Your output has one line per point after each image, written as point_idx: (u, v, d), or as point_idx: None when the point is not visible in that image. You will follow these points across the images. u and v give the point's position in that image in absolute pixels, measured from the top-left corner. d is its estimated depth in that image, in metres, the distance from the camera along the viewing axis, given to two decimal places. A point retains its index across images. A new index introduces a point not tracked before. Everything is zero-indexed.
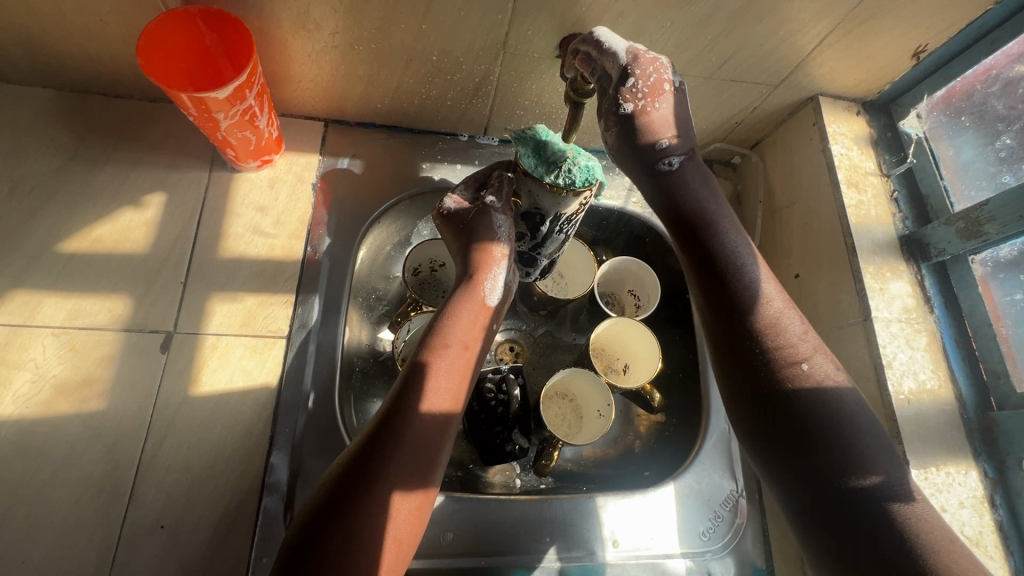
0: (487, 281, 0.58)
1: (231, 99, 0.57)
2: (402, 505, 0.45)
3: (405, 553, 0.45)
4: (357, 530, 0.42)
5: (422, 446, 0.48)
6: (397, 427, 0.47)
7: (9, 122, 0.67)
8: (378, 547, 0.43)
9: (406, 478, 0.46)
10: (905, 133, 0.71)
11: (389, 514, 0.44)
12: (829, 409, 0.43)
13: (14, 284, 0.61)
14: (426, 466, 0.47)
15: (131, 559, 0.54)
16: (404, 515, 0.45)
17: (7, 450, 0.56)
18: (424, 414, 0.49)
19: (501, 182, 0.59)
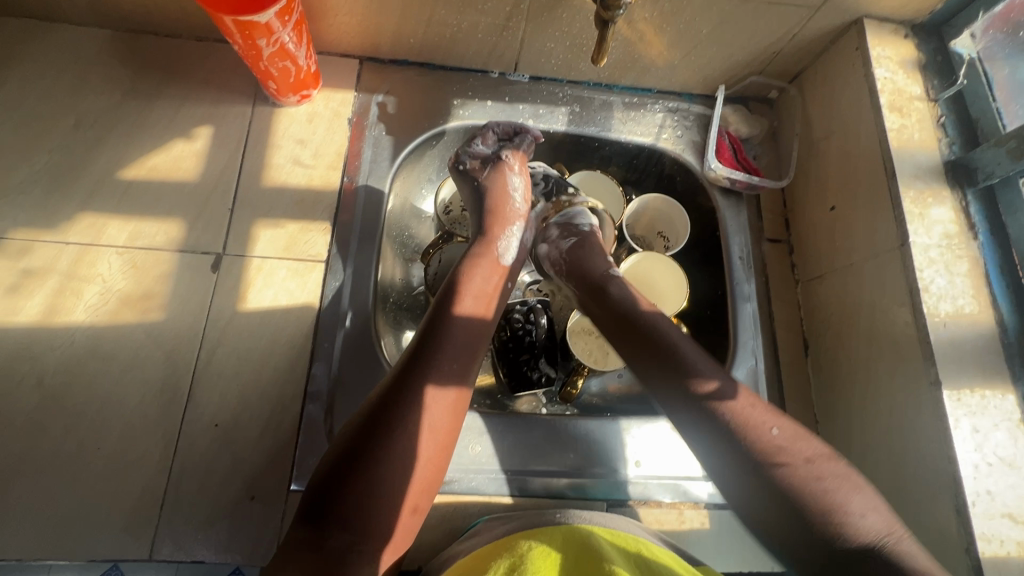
0: (504, 234, 0.65)
1: (272, 25, 0.60)
2: (442, 399, 0.52)
3: (446, 442, 0.52)
4: (395, 435, 0.49)
5: (460, 351, 0.55)
6: (432, 347, 0.54)
7: (72, 60, 0.72)
8: (415, 447, 0.50)
9: (440, 386, 0.52)
10: (956, 54, 0.67)
11: (428, 420, 0.51)
12: (687, 366, 0.56)
13: (81, 207, 0.67)
14: (459, 372, 0.54)
15: (191, 451, 0.60)
16: (437, 417, 0.52)
17: (80, 352, 0.61)
18: (456, 331, 0.56)
19: (522, 142, 0.70)
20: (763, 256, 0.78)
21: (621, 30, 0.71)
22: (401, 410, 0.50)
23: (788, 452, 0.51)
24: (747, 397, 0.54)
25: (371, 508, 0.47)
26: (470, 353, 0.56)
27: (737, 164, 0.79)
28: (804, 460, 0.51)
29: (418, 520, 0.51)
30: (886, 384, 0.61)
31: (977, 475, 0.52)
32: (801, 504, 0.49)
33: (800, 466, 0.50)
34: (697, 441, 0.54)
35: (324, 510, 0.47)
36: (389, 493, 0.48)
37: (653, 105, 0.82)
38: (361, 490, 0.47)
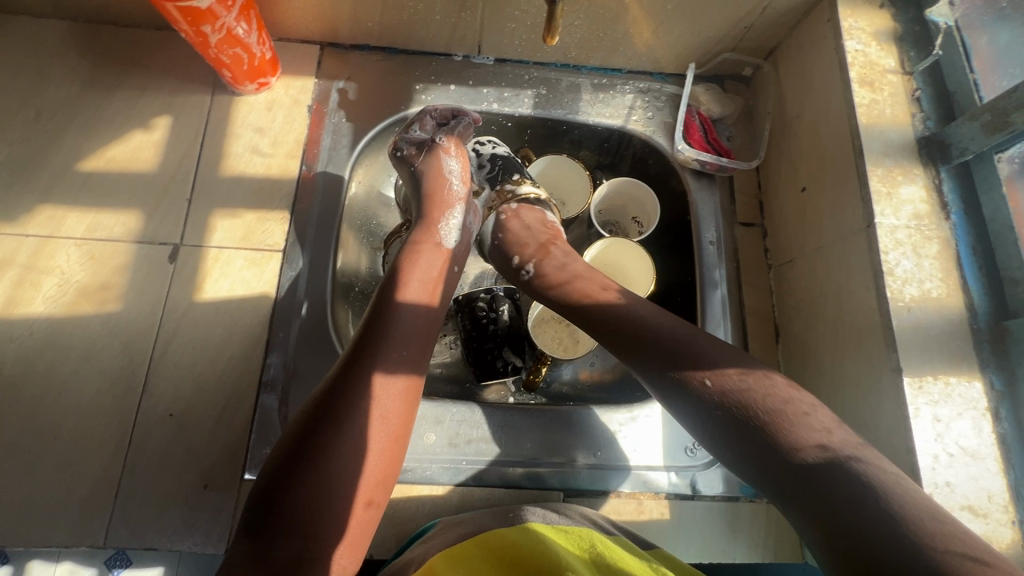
0: (446, 217, 0.63)
1: (215, 11, 0.59)
2: (391, 388, 0.50)
3: (400, 433, 0.50)
4: (342, 425, 0.47)
5: (409, 337, 0.53)
6: (379, 335, 0.52)
7: (33, 52, 0.73)
8: (365, 437, 0.47)
9: (388, 374, 0.50)
10: (934, 22, 0.62)
11: (376, 410, 0.48)
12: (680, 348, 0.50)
13: (41, 199, 0.67)
14: (408, 358, 0.52)
15: (146, 439, 0.60)
16: (388, 405, 0.49)
17: (38, 343, 0.62)
18: (404, 317, 0.54)
19: (458, 124, 0.67)
20: (736, 240, 0.75)
21: (581, 7, 0.69)
22: (347, 400, 0.48)
23: (755, 390, 0.46)
24: (707, 344, 0.50)
25: (321, 503, 0.44)
26: (416, 339, 0.53)
27: (708, 145, 0.76)
28: (782, 398, 0.45)
29: (378, 514, 0.48)
30: (850, 371, 0.58)
31: (936, 465, 0.50)
32: (790, 450, 0.42)
33: (781, 408, 0.44)
34: (681, 402, 0.48)
35: (272, 510, 0.44)
36: (339, 485, 0.45)
37: (623, 85, 0.79)
38: (309, 485, 0.44)
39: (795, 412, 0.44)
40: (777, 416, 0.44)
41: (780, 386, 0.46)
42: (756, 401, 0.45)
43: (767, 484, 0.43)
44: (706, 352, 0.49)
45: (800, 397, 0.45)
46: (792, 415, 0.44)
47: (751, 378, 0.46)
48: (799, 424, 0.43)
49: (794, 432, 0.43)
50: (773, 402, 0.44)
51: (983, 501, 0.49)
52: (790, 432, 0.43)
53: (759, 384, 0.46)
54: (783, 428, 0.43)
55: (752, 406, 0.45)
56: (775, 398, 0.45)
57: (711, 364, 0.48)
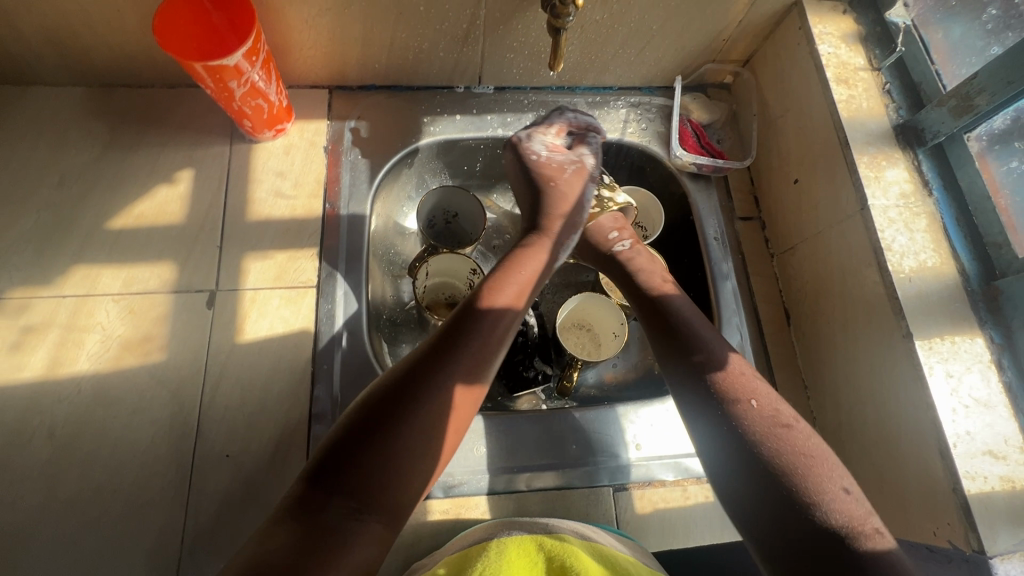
0: (566, 236, 0.66)
1: (241, 67, 0.63)
2: (466, 393, 0.51)
3: (456, 435, 0.51)
4: (410, 419, 0.47)
5: (490, 339, 0.53)
6: (460, 334, 0.52)
7: (51, 119, 0.75)
8: (424, 434, 0.47)
9: (461, 378, 0.50)
10: (892, 24, 0.70)
11: (440, 412, 0.49)
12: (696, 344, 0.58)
13: (74, 259, 0.69)
14: (479, 365, 0.52)
15: (205, 483, 0.61)
16: (450, 412, 0.49)
17: (88, 400, 0.63)
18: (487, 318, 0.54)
19: (592, 141, 0.72)
20: (737, 234, 0.81)
21: (575, 34, 0.74)
22: (422, 395, 0.48)
23: (770, 416, 0.52)
24: (739, 362, 0.57)
25: (376, 484, 0.45)
26: (493, 346, 0.53)
27: (701, 149, 0.82)
28: (787, 427, 0.52)
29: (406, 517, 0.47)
30: (864, 342, 0.63)
31: (955, 417, 0.54)
32: (794, 480, 0.48)
33: (782, 428, 0.51)
34: (704, 409, 0.54)
35: (328, 478, 0.44)
36: (393, 476, 0.45)
37: (616, 101, 0.85)
38: (368, 467, 0.45)
39: (797, 440, 0.51)
40: (783, 435, 0.51)
41: (787, 416, 0.53)
42: (770, 424, 0.52)
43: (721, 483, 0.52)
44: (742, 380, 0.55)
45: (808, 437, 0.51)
46: (792, 436, 0.51)
47: (771, 409, 0.53)
48: (804, 455, 0.50)
49: (799, 462, 0.49)
50: (786, 433, 0.51)
51: (1000, 444, 0.54)
52: (793, 460, 0.49)
53: (779, 412, 0.53)
54: (789, 454, 0.50)
55: (774, 436, 0.51)
56: (782, 424, 0.52)
57: (753, 386, 0.54)
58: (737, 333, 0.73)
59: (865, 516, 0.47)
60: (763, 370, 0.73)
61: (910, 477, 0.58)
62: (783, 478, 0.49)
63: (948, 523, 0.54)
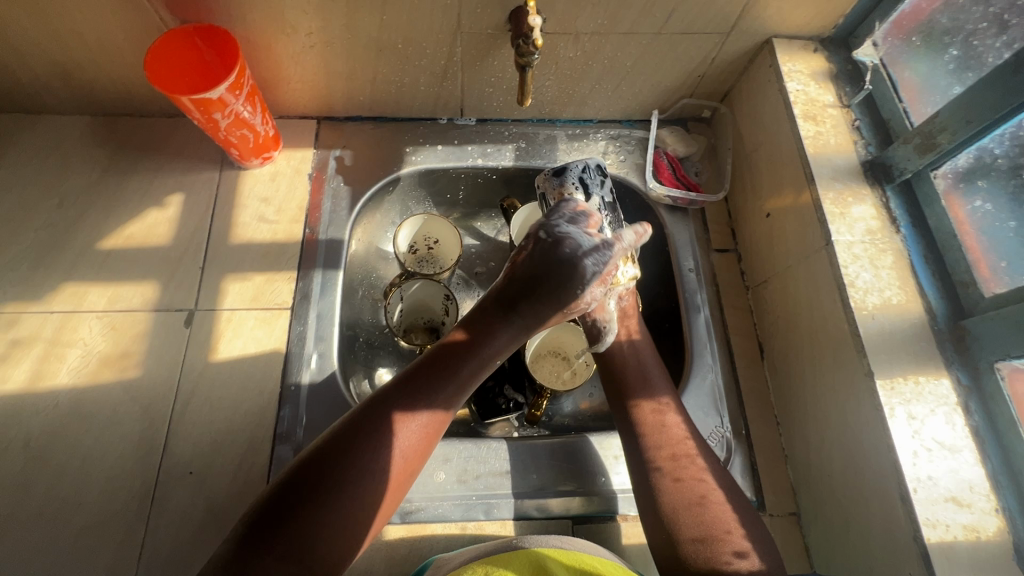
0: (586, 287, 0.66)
1: (225, 99, 0.66)
2: (415, 429, 0.48)
3: (412, 472, 0.49)
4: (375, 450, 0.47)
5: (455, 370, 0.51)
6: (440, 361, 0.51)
7: (56, 145, 0.80)
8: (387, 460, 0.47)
9: (432, 407, 0.50)
10: (861, 62, 0.72)
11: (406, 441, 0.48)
12: (633, 380, 0.63)
13: (64, 277, 0.72)
14: (452, 398, 0.51)
15: (167, 499, 0.63)
16: (416, 441, 0.49)
17: (63, 413, 0.66)
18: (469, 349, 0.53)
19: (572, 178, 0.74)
20: (713, 266, 0.80)
21: (550, 70, 0.77)
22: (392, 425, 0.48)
23: (671, 449, 0.58)
24: (666, 402, 0.62)
25: (327, 512, 0.43)
26: (461, 379, 0.51)
27: (677, 182, 0.83)
28: (684, 459, 0.57)
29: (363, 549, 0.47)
30: (829, 379, 0.62)
31: (917, 461, 0.53)
32: (689, 511, 0.53)
33: (678, 460, 0.57)
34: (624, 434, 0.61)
35: (284, 504, 0.43)
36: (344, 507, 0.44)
37: (595, 134, 0.87)
38: (327, 493, 0.44)
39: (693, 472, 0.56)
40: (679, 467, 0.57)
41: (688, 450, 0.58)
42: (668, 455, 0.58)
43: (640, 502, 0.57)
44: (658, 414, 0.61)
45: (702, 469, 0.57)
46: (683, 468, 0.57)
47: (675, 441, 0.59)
48: (691, 486, 0.55)
49: (686, 491, 0.55)
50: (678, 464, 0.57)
51: (964, 492, 0.52)
52: (682, 490, 0.55)
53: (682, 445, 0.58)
54: (682, 484, 0.56)
55: (669, 467, 0.57)
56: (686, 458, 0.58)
57: (663, 422, 0.60)
58: (707, 366, 0.72)
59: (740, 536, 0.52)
60: (734, 405, 0.71)
61: (873, 522, 0.56)
62: (674, 504, 0.54)
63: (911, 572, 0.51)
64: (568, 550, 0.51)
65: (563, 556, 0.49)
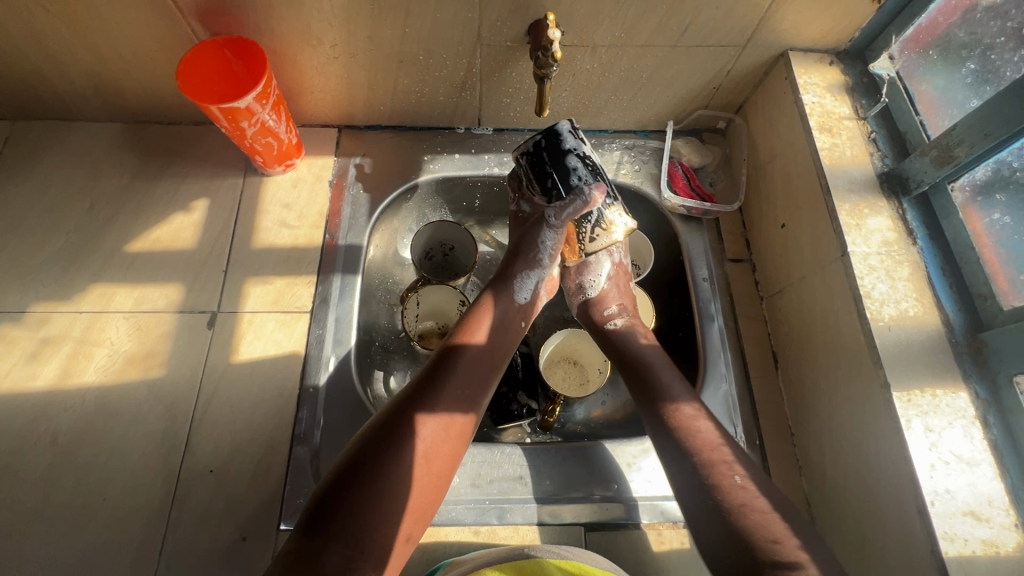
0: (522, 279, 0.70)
1: (252, 108, 0.69)
2: (438, 435, 0.55)
3: (442, 475, 0.55)
4: (402, 458, 0.52)
5: (464, 381, 0.60)
6: (440, 377, 0.59)
7: (88, 151, 0.83)
8: (411, 466, 0.52)
9: (443, 414, 0.56)
10: (878, 75, 0.72)
11: (426, 448, 0.54)
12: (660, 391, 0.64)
13: (93, 278, 0.75)
14: (455, 407, 0.58)
15: (188, 496, 0.64)
16: (439, 444, 0.55)
17: (90, 410, 0.68)
18: (462, 362, 0.61)
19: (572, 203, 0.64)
20: (727, 276, 0.81)
21: (566, 81, 0.78)
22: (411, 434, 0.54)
23: (715, 464, 0.57)
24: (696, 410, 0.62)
25: (370, 518, 0.49)
26: (465, 390, 0.59)
27: (692, 192, 0.83)
28: (728, 473, 0.56)
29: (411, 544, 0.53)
30: (845, 391, 0.62)
31: (934, 474, 0.53)
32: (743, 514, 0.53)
33: (729, 474, 0.56)
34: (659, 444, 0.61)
35: (320, 517, 0.49)
36: (383, 513, 0.50)
37: (610, 144, 0.88)
38: (365, 505, 0.49)
39: (738, 483, 0.56)
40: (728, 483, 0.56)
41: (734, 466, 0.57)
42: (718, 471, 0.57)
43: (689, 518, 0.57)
44: (696, 426, 0.61)
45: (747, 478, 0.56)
46: (737, 484, 0.55)
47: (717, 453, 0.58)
48: (743, 499, 0.54)
49: (740, 504, 0.54)
50: (724, 477, 0.56)
51: (983, 506, 0.51)
52: (747, 501, 0.54)
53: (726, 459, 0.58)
54: (733, 500, 0.55)
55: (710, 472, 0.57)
56: (733, 474, 0.56)
57: (698, 433, 0.60)
58: (721, 376, 0.72)
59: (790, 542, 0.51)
60: (748, 414, 0.71)
61: (890, 535, 0.55)
62: (745, 518, 0.53)
63: None
64: (577, 560, 0.54)
65: (572, 566, 0.53)
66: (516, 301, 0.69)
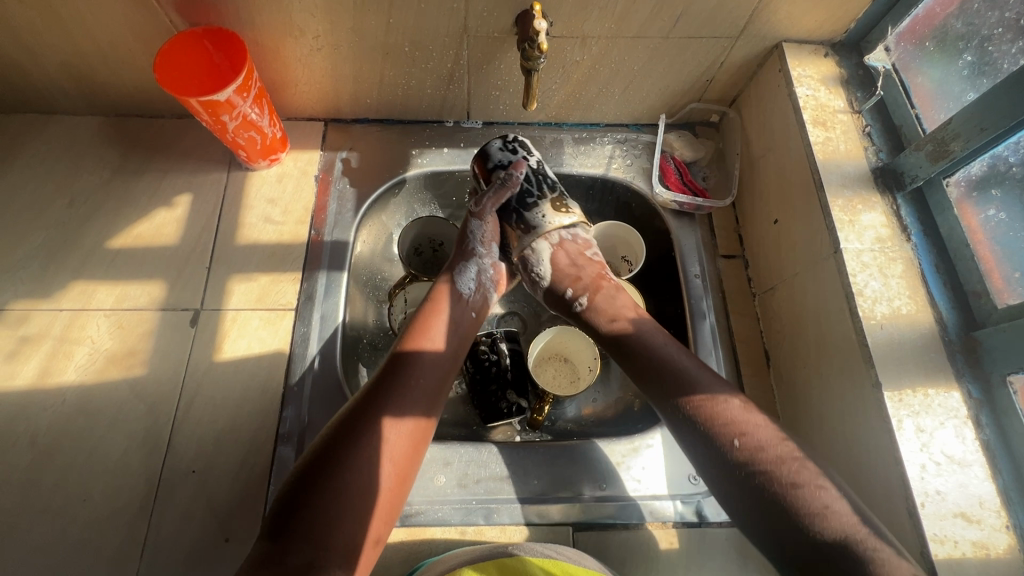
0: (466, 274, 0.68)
1: (232, 101, 0.67)
2: (395, 435, 0.54)
3: (405, 472, 0.54)
4: (353, 469, 0.51)
5: (420, 378, 0.58)
6: (393, 374, 0.58)
7: (68, 145, 0.81)
8: (366, 470, 0.51)
9: (394, 418, 0.55)
10: (873, 67, 0.71)
11: (380, 455, 0.53)
12: (676, 377, 0.59)
13: (74, 276, 0.73)
14: (412, 405, 0.56)
15: (170, 497, 0.63)
16: (395, 446, 0.54)
17: (70, 410, 0.66)
18: (416, 362, 0.59)
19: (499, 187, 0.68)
20: (720, 272, 0.79)
21: (556, 73, 0.77)
22: (363, 442, 0.52)
23: (755, 451, 0.53)
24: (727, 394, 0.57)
25: (325, 531, 0.48)
26: (422, 383, 0.58)
27: (684, 187, 0.82)
28: (775, 460, 0.52)
29: (379, 542, 0.52)
30: (836, 389, 0.61)
31: (925, 475, 0.52)
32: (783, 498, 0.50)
33: (778, 463, 0.51)
34: (688, 437, 0.57)
35: (280, 527, 0.48)
36: (339, 527, 0.49)
37: (602, 138, 0.86)
38: (320, 516, 0.49)
39: (791, 469, 0.51)
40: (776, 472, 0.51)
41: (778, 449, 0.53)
42: (767, 458, 0.52)
43: (735, 511, 0.53)
44: (724, 411, 0.56)
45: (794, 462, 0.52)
46: (789, 471, 0.51)
47: (755, 440, 0.53)
48: (789, 484, 0.50)
49: (794, 494, 0.50)
50: (768, 464, 0.52)
51: (974, 507, 0.51)
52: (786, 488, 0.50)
53: (770, 444, 0.53)
54: (783, 488, 0.50)
55: (739, 459, 0.53)
56: (783, 458, 0.52)
57: (725, 422, 0.55)
58: None
59: (840, 513, 0.48)
60: None
61: None
62: (788, 508, 0.49)
63: None
64: (561, 559, 0.53)
65: (555, 565, 0.52)
66: (459, 293, 0.66)
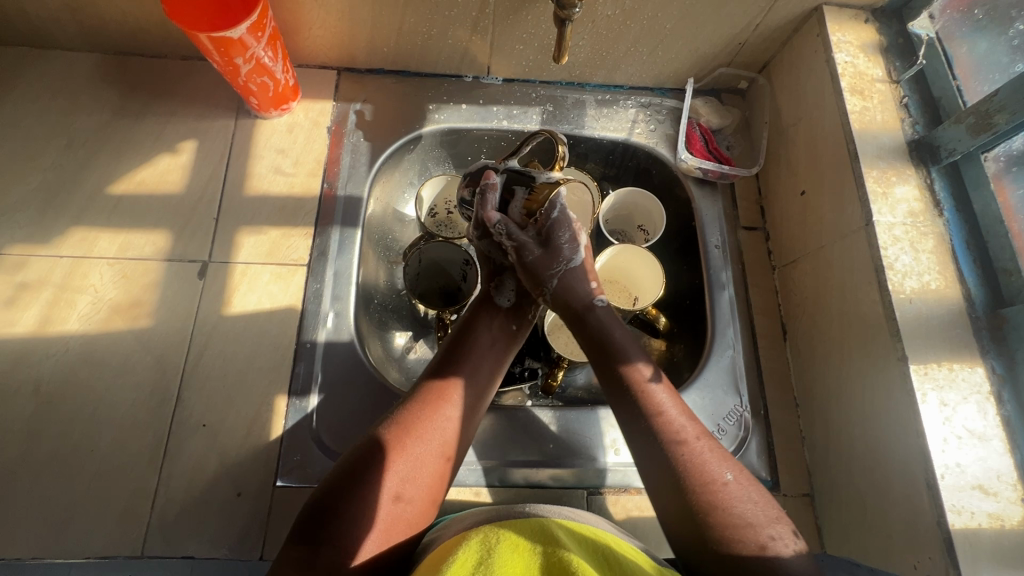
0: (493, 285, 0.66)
1: (246, 41, 0.63)
2: (450, 418, 0.54)
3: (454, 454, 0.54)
4: (407, 437, 0.51)
5: (479, 360, 0.59)
6: (453, 354, 0.59)
7: (65, 83, 0.76)
8: (420, 443, 0.52)
9: (451, 392, 0.55)
10: (916, 35, 0.68)
11: (437, 427, 0.53)
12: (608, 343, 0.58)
13: (74, 221, 0.70)
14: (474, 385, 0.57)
15: (179, 451, 0.62)
16: (449, 425, 0.54)
17: (73, 359, 0.64)
18: (475, 341, 0.60)
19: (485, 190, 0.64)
20: (740, 243, 0.78)
21: (586, 28, 0.73)
22: (424, 412, 0.53)
23: (677, 425, 0.52)
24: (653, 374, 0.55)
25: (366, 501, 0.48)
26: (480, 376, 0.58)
27: (709, 154, 0.80)
28: (687, 438, 0.51)
29: (415, 511, 0.50)
30: (859, 363, 0.61)
31: (945, 448, 0.52)
32: (682, 467, 0.49)
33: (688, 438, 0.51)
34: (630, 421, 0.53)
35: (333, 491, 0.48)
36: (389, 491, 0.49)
37: (625, 101, 0.83)
38: (371, 476, 0.49)
39: (694, 450, 0.50)
40: (721, 495, 0.47)
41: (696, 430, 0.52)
42: (673, 434, 0.51)
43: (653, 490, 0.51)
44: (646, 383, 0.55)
45: (709, 442, 0.51)
46: (696, 447, 0.50)
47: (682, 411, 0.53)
48: (698, 458, 0.49)
49: (688, 465, 0.49)
50: (710, 478, 0.48)
51: (992, 480, 0.51)
52: (682, 453, 0.50)
53: (676, 418, 0.52)
54: (719, 510, 0.46)
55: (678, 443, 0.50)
56: (684, 433, 0.51)
57: (671, 419, 0.52)
58: (728, 344, 0.71)
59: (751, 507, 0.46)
60: (754, 385, 0.70)
61: (897, 510, 0.55)
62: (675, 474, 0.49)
63: (931, 557, 0.52)
64: (579, 521, 0.50)
65: (574, 525, 0.47)
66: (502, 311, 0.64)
